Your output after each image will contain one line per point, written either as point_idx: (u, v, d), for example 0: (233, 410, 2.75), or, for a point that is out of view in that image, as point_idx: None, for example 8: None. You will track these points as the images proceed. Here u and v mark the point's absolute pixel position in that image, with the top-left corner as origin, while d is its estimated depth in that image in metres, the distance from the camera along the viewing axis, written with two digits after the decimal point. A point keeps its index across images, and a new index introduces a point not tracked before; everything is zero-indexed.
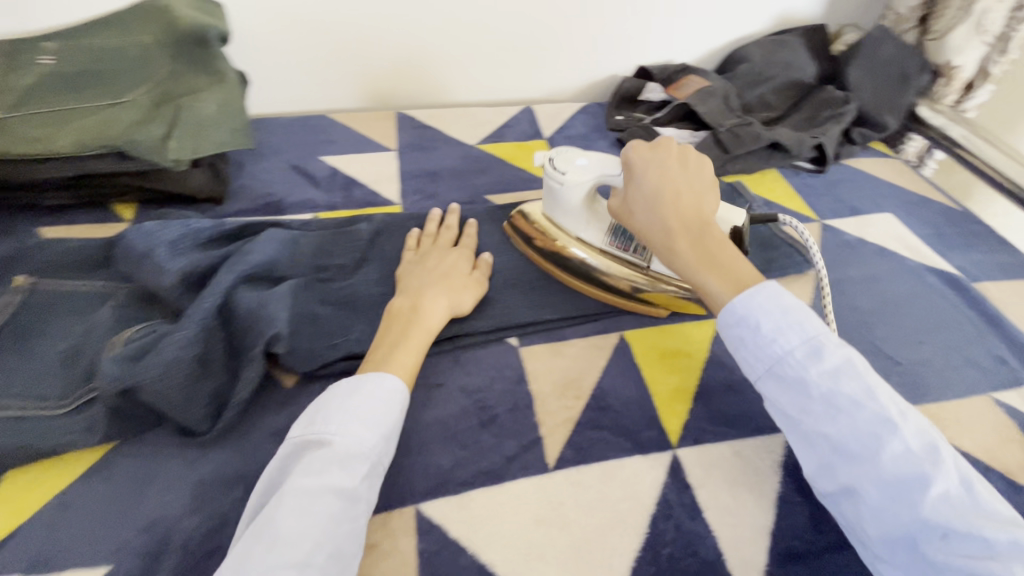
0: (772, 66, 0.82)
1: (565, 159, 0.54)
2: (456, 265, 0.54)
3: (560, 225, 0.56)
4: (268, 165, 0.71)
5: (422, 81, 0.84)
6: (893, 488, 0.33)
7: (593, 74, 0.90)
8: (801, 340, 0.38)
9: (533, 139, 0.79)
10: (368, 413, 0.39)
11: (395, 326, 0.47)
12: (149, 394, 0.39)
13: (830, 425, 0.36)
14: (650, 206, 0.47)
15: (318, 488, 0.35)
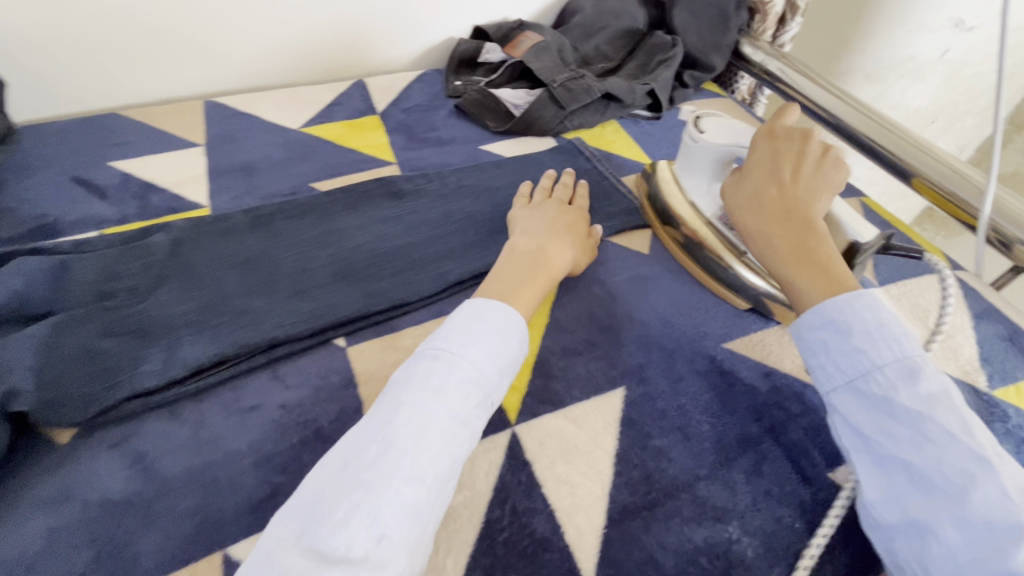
0: (604, 16, 0.81)
1: (716, 121, 0.52)
2: (574, 223, 0.54)
3: (681, 185, 0.57)
4: (39, 181, 0.59)
5: (234, 63, 0.75)
6: (972, 530, 0.31)
7: (429, 39, 0.84)
8: (895, 359, 0.36)
9: (366, 115, 0.73)
10: (487, 342, 0.40)
11: (524, 265, 0.48)
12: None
13: (913, 451, 0.34)
14: (766, 184, 0.45)
15: (444, 414, 0.36)
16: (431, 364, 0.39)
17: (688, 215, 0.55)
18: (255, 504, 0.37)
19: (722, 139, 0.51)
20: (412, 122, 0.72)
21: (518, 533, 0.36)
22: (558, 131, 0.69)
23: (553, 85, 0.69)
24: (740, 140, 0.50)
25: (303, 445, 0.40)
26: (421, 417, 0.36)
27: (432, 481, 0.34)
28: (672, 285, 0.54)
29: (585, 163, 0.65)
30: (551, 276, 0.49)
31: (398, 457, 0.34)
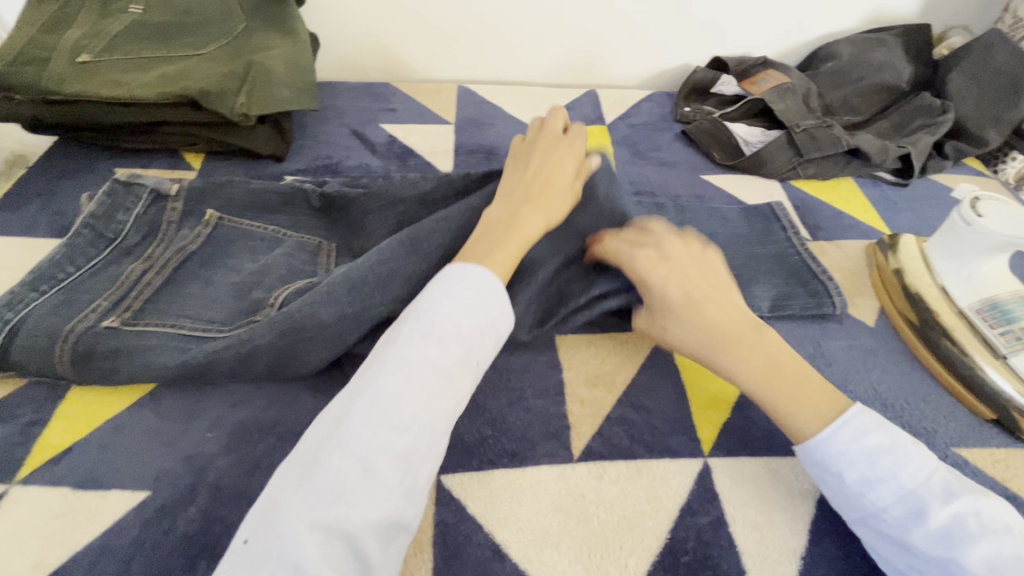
0: (862, 66, 0.76)
1: (1000, 208, 0.47)
2: (562, 164, 0.47)
3: (932, 266, 0.52)
4: (330, 128, 0.72)
5: (490, 57, 0.83)
6: (922, 520, 0.33)
7: (665, 62, 0.86)
8: (892, 491, 0.34)
9: (594, 124, 0.76)
10: (460, 291, 0.37)
11: (496, 229, 0.42)
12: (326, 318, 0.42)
13: (929, 550, 0.32)
14: (521, 229, 0.42)
15: (416, 359, 0.34)
16: (411, 324, 0.36)
17: (929, 297, 0.50)
18: (468, 445, 0.42)
19: (1011, 230, 0.45)
20: (637, 138, 0.74)
21: (702, 562, 0.36)
22: (788, 176, 0.67)
23: (796, 129, 0.67)
24: None
25: (510, 407, 0.44)
26: (414, 359, 0.34)
27: (431, 412, 0.33)
28: (897, 366, 0.49)
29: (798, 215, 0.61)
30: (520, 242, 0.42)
31: (369, 408, 0.32)
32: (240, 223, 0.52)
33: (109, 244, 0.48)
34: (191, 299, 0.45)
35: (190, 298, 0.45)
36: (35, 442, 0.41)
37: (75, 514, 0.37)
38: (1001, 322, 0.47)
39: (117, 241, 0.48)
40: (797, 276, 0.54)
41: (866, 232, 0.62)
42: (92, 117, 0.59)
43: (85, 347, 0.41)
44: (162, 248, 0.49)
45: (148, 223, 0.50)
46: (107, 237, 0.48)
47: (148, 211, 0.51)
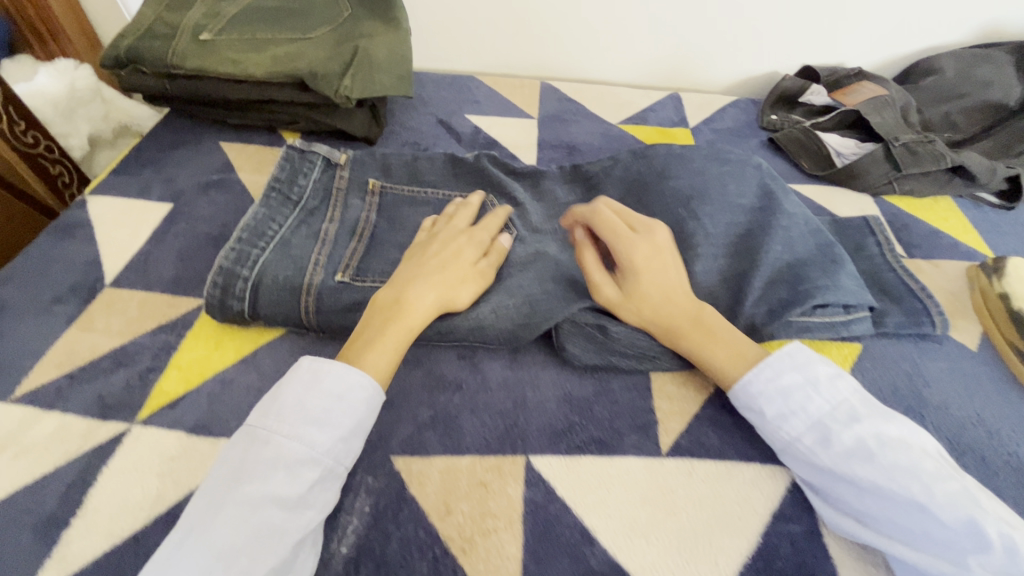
0: (967, 82, 0.73)
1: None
2: (461, 251, 0.47)
3: None
4: (417, 115, 0.74)
5: (574, 56, 0.84)
6: (844, 462, 0.36)
7: (751, 69, 0.84)
8: (807, 425, 0.38)
9: (677, 126, 0.76)
10: (319, 413, 0.37)
11: (376, 318, 0.42)
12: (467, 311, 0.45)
13: (866, 502, 0.35)
14: (403, 316, 0.42)
15: (259, 497, 0.33)
16: (256, 449, 0.35)
17: None
18: (556, 429, 0.42)
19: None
20: (721, 143, 0.73)
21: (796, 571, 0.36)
22: (883, 190, 0.65)
23: (895, 142, 0.64)
24: None
25: (596, 397, 0.44)
26: (247, 491, 0.33)
27: (278, 551, 0.32)
28: (1002, 393, 0.47)
29: (880, 231, 0.58)
30: (405, 323, 0.42)
31: (222, 552, 0.31)
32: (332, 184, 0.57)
33: (294, 206, 0.55)
34: (322, 246, 0.51)
35: (321, 247, 0.51)
36: (151, 387, 0.44)
37: (188, 457, 0.40)
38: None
39: (301, 203, 0.55)
40: (891, 292, 0.52)
41: (967, 254, 0.59)
42: (206, 93, 0.63)
43: (228, 284, 0.46)
44: (337, 213, 0.55)
45: (324, 188, 0.57)
46: (292, 198, 0.55)
47: (334, 182, 0.58)
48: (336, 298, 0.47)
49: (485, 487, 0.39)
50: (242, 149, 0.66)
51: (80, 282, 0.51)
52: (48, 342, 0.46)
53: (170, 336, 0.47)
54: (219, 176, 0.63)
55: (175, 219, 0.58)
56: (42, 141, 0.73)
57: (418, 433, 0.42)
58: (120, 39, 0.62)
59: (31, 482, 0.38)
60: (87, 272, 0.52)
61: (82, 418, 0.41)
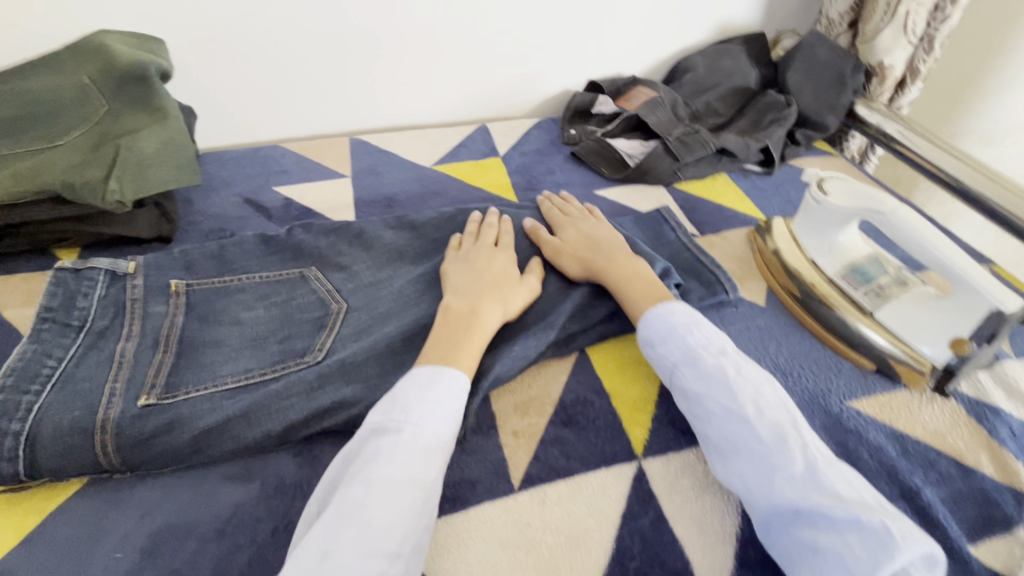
0: (716, 74, 0.85)
1: (844, 184, 0.54)
2: (507, 270, 0.53)
3: (802, 243, 0.58)
4: (219, 199, 0.69)
5: (376, 105, 0.84)
6: (704, 385, 0.43)
7: (546, 91, 0.91)
8: (683, 353, 0.45)
9: (488, 157, 0.80)
10: (441, 405, 0.41)
11: (453, 327, 0.47)
12: (302, 406, 0.44)
13: (710, 423, 0.42)
14: (478, 328, 0.47)
15: (399, 480, 0.37)
16: (392, 439, 0.39)
17: (804, 273, 0.56)
18: None
19: (847, 203, 0.53)
20: (530, 165, 0.78)
21: (649, 564, 0.38)
22: (672, 180, 0.73)
23: (670, 138, 0.73)
24: (868, 200, 0.51)
25: None
26: (388, 475, 0.37)
27: (417, 531, 0.36)
28: (790, 337, 0.54)
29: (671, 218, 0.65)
30: (478, 334, 0.47)
31: (386, 522, 0.35)
32: (127, 294, 0.51)
33: (77, 330, 0.47)
34: (118, 369, 0.45)
35: (118, 372, 0.44)
36: None
37: None
38: (862, 283, 0.54)
39: (86, 325, 0.48)
40: (691, 271, 0.59)
41: (746, 221, 0.68)
42: None
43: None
44: (135, 326, 0.48)
45: (115, 302, 0.50)
46: (74, 324, 0.47)
47: (125, 293, 0.50)
48: (136, 425, 0.41)
49: None
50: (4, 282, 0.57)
51: None
52: None
53: None
54: None
55: None
56: None
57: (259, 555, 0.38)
58: None
59: None
60: None
61: None
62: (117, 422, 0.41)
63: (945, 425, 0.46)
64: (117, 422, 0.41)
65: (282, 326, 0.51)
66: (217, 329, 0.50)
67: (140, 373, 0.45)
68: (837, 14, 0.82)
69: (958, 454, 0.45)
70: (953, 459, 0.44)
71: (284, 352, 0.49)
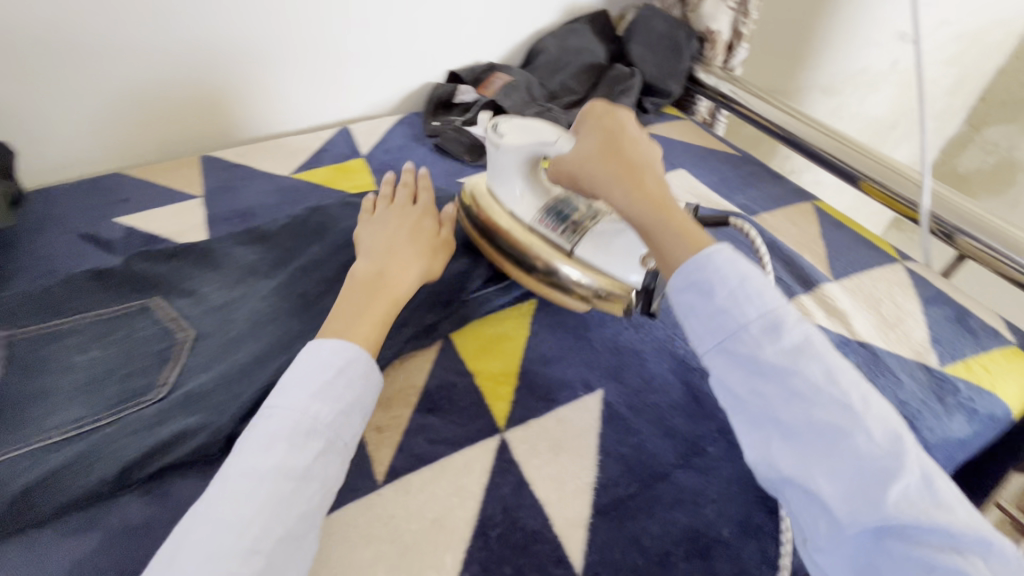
0: (567, 53, 0.88)
1: (517, 124, 0.52)
2: (421, 224, 0.52)
3: (497, 195, 0.54)
4: (48, 239, 0.63)
5: (224, 119, 0.80)
6: (788, 357, 0.35)
7: (408, 86, 0.91)
8: (758, 314, 0.37)
9: (351, 159, 0.78)
10: (322, 388, 0.39)
11: (357, 292, 0.45)
12: (140, 444, 0.42)
13: (788, 408, 0.34)
14: (391, 287, 0.46)
15: (268, 469, 0.35)
16: (270, 423, 0.37)
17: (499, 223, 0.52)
18: None
19: (524, 140, 0.51)
20: (395, 162, 0.77)
21: (510, 528, 0.39)
22: None
23: None
24: (539, 137, 0.51)
25: None
26: (270, 466, 0.35)
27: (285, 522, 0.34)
28: None
29: None
30: (389, 296, 0.46)
31: (245, 505, 0.33)
32: None
33: None
34: None
35: None
36: None
37: None
38: (558, 223, 0.50)
39: None
40: None
41: None
42: None
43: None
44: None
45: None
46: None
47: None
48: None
49: None
50: None
51: None
52: None
53: None
54: None
55: None
56: None
57: None
58: None
59: None
60: None
61: None
62: None
63: None
64: None
65: (120, 359, 0.48)
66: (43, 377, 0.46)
67: None
68: None
69: None
70: None
71: (121, 390, 0.46)
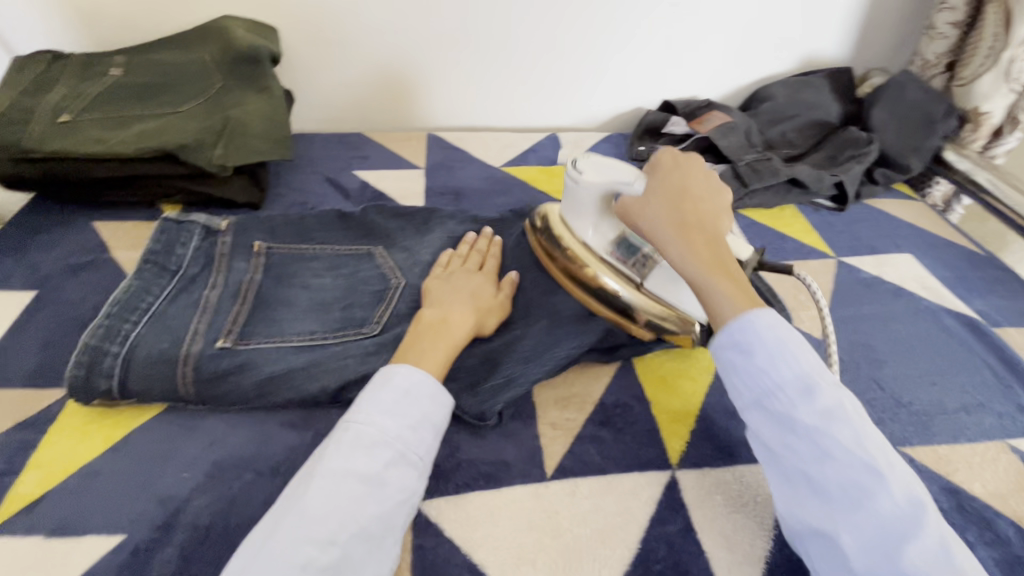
0: (796, 105, 0.84)
1: (592, 161, 0.52)
2: (482, 287, 0.52)
3: (569, 224, 0.54)
4: (304, 176, 0.75)
5: (453, 105, 0.88)
6: (820, 419, 0.36)
7: (621, 105, 0.91)
8: (795, 375, 0.38)
9: (556, 164, 0.82)
10: (394, 402, 0.40)
11: (425, 336, 0.46)
12: (357, 367, 0.48)
13: (815, 467, 0.36)
14: (445, 334, 0.46)
15: (344, 472, 0.36)
16: (338, 437, 0.38)
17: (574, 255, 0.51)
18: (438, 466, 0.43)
19: (599, 182, 0.50)
20: None
21: (672, 569, 0.38)
22: (736, 206, 0.72)
23: (740, 162, 0.72)
24: (620, 174, 0.50)
25: (476, 432, 0.46)
26: (338, 470, 0.36)
27: (358, 523, 0.35)
28: (847, 374, 0.52)
29: None
30: (445, 343, 0.46)
31: (309, 507, 0.35)
32: (218, 246, 0.56)
33: (172, 275, 0.53)
34: (201, 311, 0.50)
35: (201, 314, 0.50)
36: (6, 492, 0.41)
37: (47, 562, 0.37)
38: (628, 254, 0.51)
39: (180, 271, 0.53)
40: None
41: (810, 253, 0.67)
42: (71, 175, 0.61)
43: (93, 362, 0.45)
44: (219, 277, 0.54)
45: (205, 255, 0.56)
46: (170, 269, 0.53)
47: (217, 248, 0.56)
48: (213, 364, 0.46)
49: None
50: (114, 228, 0.64)
51: None
52: None
53: (37, 426, 0.45)
54: (92, 257, 0.61)
55: (41, 308, 0.55)
56: None
57: None
58: None
59: None
60: None
61: None
62: (199, 356, 0.46)
63: (1006, 487, 0.44)
64: (201, 355, 0.46)
65: (347, 293, 0.55)
66: (290, 288, 0.55)
67: (219, 317, 0.50)
68: (934, 56, 0.80)
69: (1020, 519, 0.43)
70: (1012, 523, 0.42)
71: (345, 318, 0.52)
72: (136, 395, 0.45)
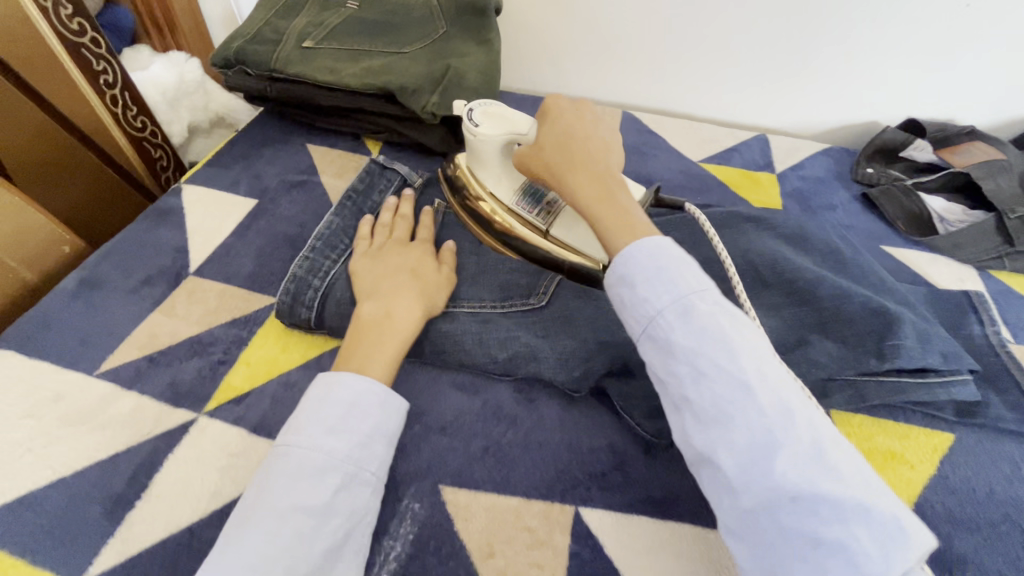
0: None
1: (492, 109, 0.51)
2: (422, 263, 0.48)
3: (476, 176, 0.52)
4: None
5: (656, 84, 0.81)
6: (693, 339, 0.32)
7: (851, 116, 0.79)
8: (671, 298, 0.34)
9: (761, 170, 0.73)
10: (334, 421, 0.37)
11: (368, 336, 0.41)
12: (527, 342, 0.45)
13: (692, 390, 0.32)
14: (393, 330, 0.42)
15: (285, 507, 0.33)
16: (280, 465, 0.35)
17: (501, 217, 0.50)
18: (604, 477, 0.41)
19: (499, 127, 0.49)
20: (808, 192, 0.70)
21: None
22: (991, 265, 0.60)
23: (1010, 213, 0.59)
24: (517, 124, 0.49)
25: (647, 452, 0.42)
26: (280, 507, 0.33)
27: (310, 559, 0.32)
28: None
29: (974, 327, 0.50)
30: (395, 338, 0.42)
31: (254, 545, 0.31)
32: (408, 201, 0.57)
33: None
34: None
35: None
36: (219, 380, 0.45)
37: (247, 455, 0.41)
38: (533, 203, 0.50)
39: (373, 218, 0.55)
40: (991, 381, 0.47)
41: None
42: (302, 98, 0.65)
43: (297, 292, 0.47)
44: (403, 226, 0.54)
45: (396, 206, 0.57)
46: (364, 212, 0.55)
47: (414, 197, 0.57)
48: None
49: (534, 534, 0.38)
50: (324, 153, 0.69)
51: (166, 267, 0.54)
52: (134, 321, 0.49)
53: (247, 326, 0.49)
54: (303, 177, 0.65)
55: (259, 216, 0.60)
56: (149, 126, 0.75)
57: (468, 466, 0.41)
58: (230, 41, 0.66)
59: (107, 457, 0.40)
60: (174, 257, 0.54)
61: (154, 403, 0.43)
62: None
63: None
64: None
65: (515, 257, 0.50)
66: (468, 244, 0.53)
67: None
68: None
69: None
70: None
71: (511, 289, 0.48)
72: (328, 329, 0.47)
